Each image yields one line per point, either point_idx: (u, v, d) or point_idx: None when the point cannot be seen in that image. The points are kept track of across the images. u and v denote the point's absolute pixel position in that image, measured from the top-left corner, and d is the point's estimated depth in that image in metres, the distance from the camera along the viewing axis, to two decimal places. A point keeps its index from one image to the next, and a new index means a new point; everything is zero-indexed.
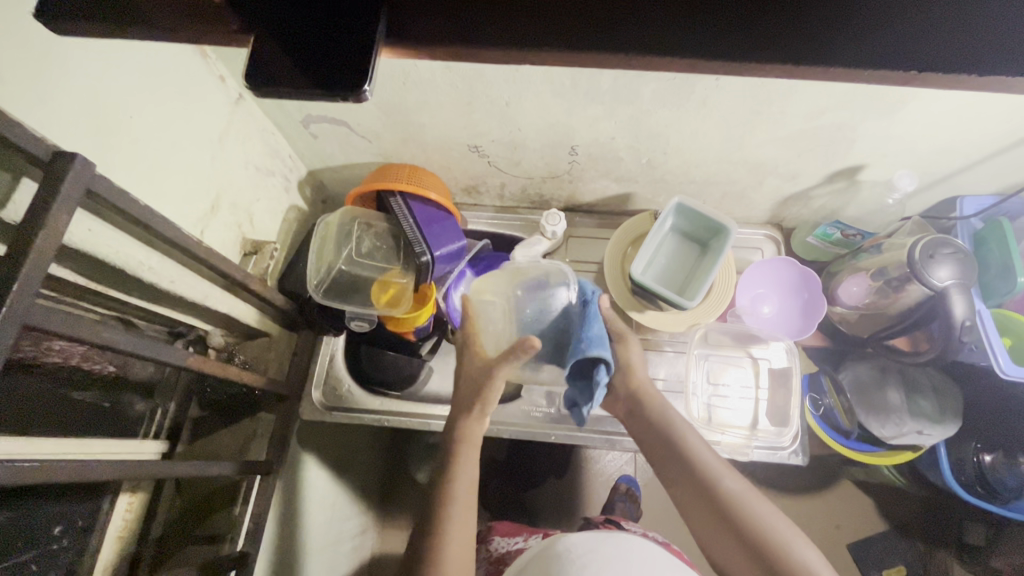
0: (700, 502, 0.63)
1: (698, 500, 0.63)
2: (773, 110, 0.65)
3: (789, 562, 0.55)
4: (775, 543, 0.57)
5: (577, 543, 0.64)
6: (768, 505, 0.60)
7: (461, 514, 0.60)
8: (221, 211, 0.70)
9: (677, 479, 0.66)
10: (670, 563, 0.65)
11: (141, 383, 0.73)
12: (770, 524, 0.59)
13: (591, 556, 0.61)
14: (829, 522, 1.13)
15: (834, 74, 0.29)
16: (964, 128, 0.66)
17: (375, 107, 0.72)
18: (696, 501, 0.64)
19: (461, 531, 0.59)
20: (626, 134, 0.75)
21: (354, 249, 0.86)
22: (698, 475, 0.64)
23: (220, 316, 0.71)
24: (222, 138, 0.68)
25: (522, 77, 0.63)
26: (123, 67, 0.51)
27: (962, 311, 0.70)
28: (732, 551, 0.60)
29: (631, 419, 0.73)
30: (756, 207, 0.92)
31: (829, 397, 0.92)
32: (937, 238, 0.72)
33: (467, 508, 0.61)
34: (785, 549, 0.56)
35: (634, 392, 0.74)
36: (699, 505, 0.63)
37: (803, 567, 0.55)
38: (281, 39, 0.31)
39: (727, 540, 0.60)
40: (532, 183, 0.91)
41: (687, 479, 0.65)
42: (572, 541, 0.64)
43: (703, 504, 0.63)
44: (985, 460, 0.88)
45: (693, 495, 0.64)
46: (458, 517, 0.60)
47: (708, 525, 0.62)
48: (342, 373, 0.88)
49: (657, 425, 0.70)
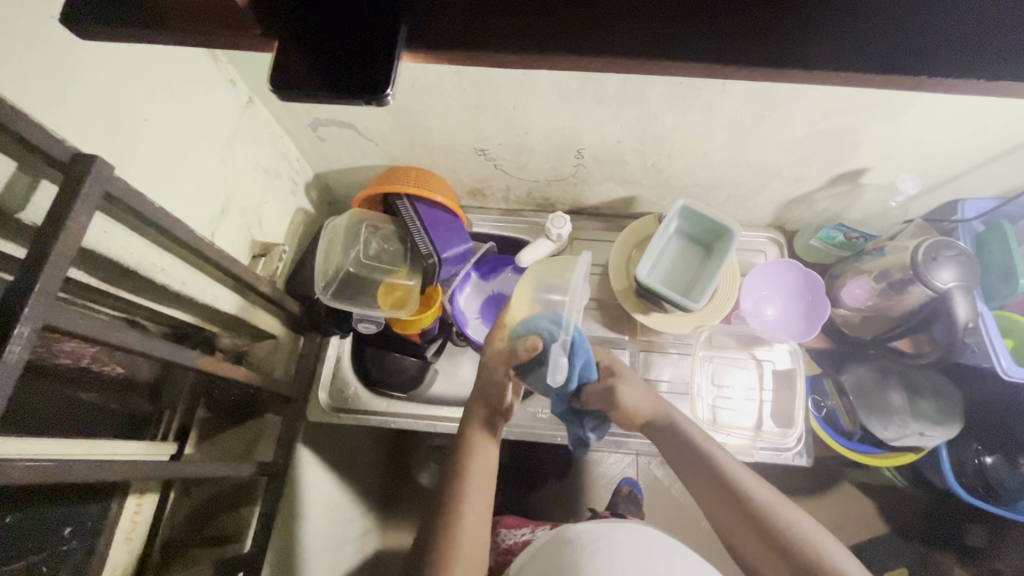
0: (734, 518, 0.61)
1: (732, 513, 0.61)
2: (779, 114, 0.66)
3: (824, 566, 0.55)
4: (807, 550, 0.56)
5: (587, 530, 0.64)
6: (796, 511, 0.59)
7: (473, 517, 0.60)
8: (231, 213, 0.70)
9: (707, 496, 0.64)
10: (681, 553, 0.64)
11: (147, 385, 0.72)
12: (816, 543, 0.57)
13: (602, 543, 0.62)
14: (830, 524, 1.14)
15: (844, 80, 0.30)
16: (966, 132, 0.66)
17: (382, 110, 0.73)
18: (733, 520, 0.62)
19: (472, 533, 0.59)
20: (632, 138, 0.75)
21: (362, 252, 0.87)
22: (722, 486, 0.62)
23: (229, 318, 0.71)
24: (232, 139, 0.68)
25: (530, 81, 0.64)
26: (139, 70, 0.52)
27: (965, 313, 0.71)
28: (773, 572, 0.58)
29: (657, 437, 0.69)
30: (759, 210, 0.93)
31: (831, 398, 0.93)
32: (940, 240, 0.73)
33: (482, 507, 0.61)
34: (819, 555, 0.56)
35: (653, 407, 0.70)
36: (732, 518, 0.62)
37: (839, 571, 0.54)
38: (301, 42, 0.31)
39: (771, 558, 0.58)
40: (537, 186, 0.91)
41: (719, 499, 0.63)
42: (582, 529, 0.65)
43: (739, 522, 0.61)
44: (985, 461, 0.90)
45: (727, 512, 0.62)
46: (473, 519, 0.59)
47: (740, 535, 0.61)
48: (349, 376, 0.88)
49: (679, 441, 0.67)
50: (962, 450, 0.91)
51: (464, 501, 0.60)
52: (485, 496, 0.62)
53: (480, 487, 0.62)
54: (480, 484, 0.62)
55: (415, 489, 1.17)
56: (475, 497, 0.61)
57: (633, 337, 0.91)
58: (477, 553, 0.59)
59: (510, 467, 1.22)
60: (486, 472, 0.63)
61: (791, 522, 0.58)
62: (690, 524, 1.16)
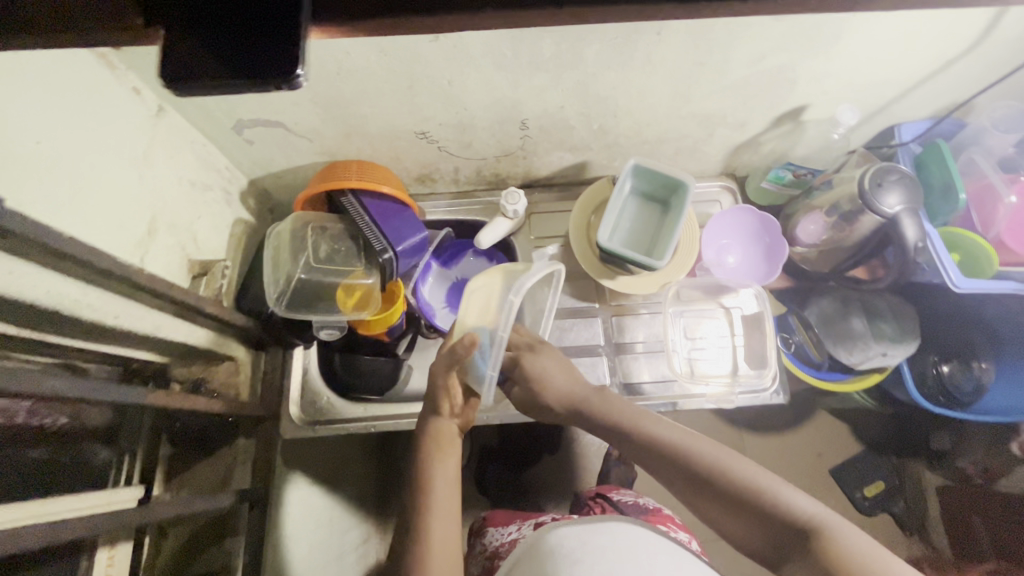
0: (691, 483, 0.62)
1: (686, 480, 0.62)
2: (717, 58, 0.66)
3: (778, 505, 0.56)
4: (762, 494, 0.57)
5: (568, 537, 0.63)
6: (742, 460, 0.61)
7: (445, 526, 0.61)
8: (160, 234, 0.64)
9: (662, 469, 0.64)
10: (664, 547, 0.64)
11: (100, 430, 0.66)
12: (793, 503, 0.56)
13: (583, 551, 0.60)
14: (809, 452, 1.20)
15: (782, 6, 0.29)
16: (897, 55, 0.67)
17: (310, 102, 0.69)
18: (702, 495, 0.61)
19: (443, 545, 0.59)
20: (575, 102, 0.73)
21: (311, 255, 0.81)
22: (670, 453, 0.63)
23: (178, 347, 0.67)
24: (147, 154, 0.62)
25: (461, 50, 0.61)
26: (20, 91, 0.46)
27: (914, 234, 0.73)
28: (746, 529, 0.58)
29: (603, 426, 0.70)
30: (709, 160, 0.92)
31: (798, 333, 0.97)
32: (884, 166, 0.74)
33: (453, 520, 0.63)
34: (774, 495, 0.57)
35: (585, 391, 0.72)
36: (687, 484, 0.62)
37: (790, 505, 0.55)
38: (192, 25, 0.28)
39: (733, 513, 0.58)
40: (486, 163, 0.88)
41: (680, 475, 0.62)
42: (563, 536, 0.64)
43: (695, 487, 0.61)
44: (943, 370, 0.96)
45: (681, 478, 0.63)
46: (442, 531, 0.61)
47: (702, 500, 0.61)
48: (321, 386, 0.85)
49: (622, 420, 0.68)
50: (921, 362, 0.98)
51: (432, 522, 0.61)
52: (451, 514, 0.63)
53: (445, 504, 0.63)
54: (444, 500, 0.63)
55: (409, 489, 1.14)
56: (442, 519, 0.61)
57: (603, 303, 0.91)
58: (452, 558, 0.59)
59: (502, 451, 1.21)
60: (450, 482, 0.65)
61: (740, 470, 0.59)
62: None
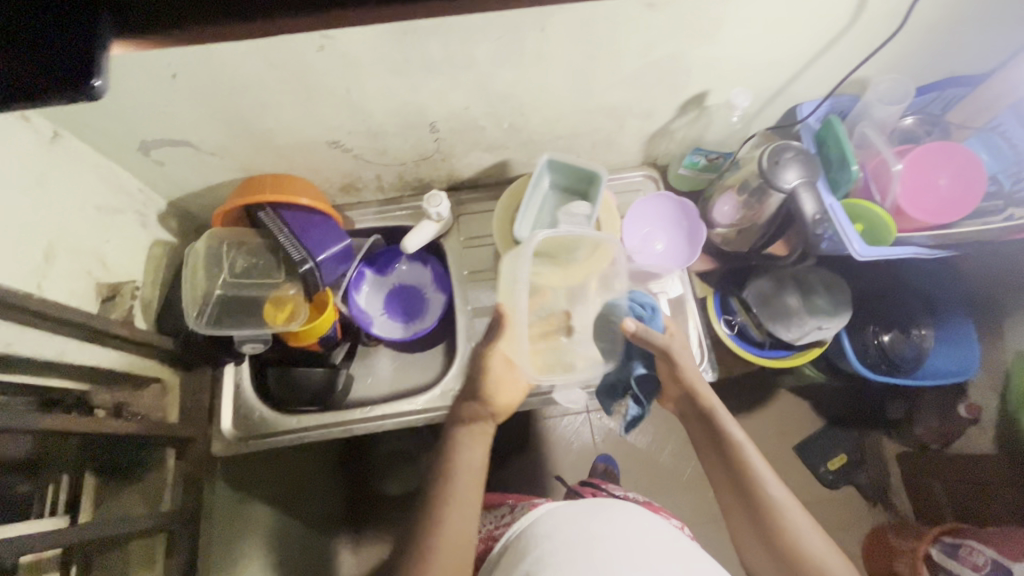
0: (747, 519, 0.65)
1: (744, 514, 0.65)
2: (605, 51, 0.68)
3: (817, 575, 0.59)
4: (809, 559, 0.60)
5: (570, 516, 0.63)
6: (808, 520, 0.62)
7: (461, 512, 0.62)
8: (60, 258, 0.64)
9: (728, 490, 0.67)
10: (675, 537, 0.63)
11: (20, 462, 0.62)
12: None
13: (583, 531, 0.60)
14: (765, 430, 1.22)
15: None
16: (773, 39, 0.71)
17: (212, 119, 0.69)
18: (750, 532, 0.65)
19: (456, 533, 0.60)
20: (479, 102, 0.75)
21: (229, 271, 0.83)
22: (745, 485, 0.65)
23: (88, 370, 0.66)
24: (42, 179, 0.62)
25: (350, 59, 0.62)
26: None
27: (812, 206, 0.75)
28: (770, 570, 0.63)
29: (696, 424, 0.72)
30: (627, 151, 0.95)
31: (739, 314, 0.98)
32: (779, 144, 0.77)
33: (468, 508, 0.62)
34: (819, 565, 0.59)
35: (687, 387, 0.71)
36: (742, 515, 0.66)
37: None
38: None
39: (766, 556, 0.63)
40: (406, 168, 0.89)
41: (742, 508, 0.65)
42: (568, 515, 0.64)
43: (749, 521, 0.65)
44: (884, 339, 0.99)
45: (740, 507, 0.66)
46: (458, 519, 0.61)
47: (745, 531, 0.66)
48: (254, 401, 0.86)
49: (717, 434, 0.69)
50: (863, 333, 1.00)
51: (446, 509, 0.61)
52: (468, 498, 0.63)
53: (459, 488, 0.63)
54: (464, 486, 0.63)
55: (373, 503, 1.13)
56: (457, 509, 0.62)
57: None
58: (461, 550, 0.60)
59: None
60: (473, 471, 0.65)
61: (796, 529, 0.61)
62: (644, 463, 1.21)
